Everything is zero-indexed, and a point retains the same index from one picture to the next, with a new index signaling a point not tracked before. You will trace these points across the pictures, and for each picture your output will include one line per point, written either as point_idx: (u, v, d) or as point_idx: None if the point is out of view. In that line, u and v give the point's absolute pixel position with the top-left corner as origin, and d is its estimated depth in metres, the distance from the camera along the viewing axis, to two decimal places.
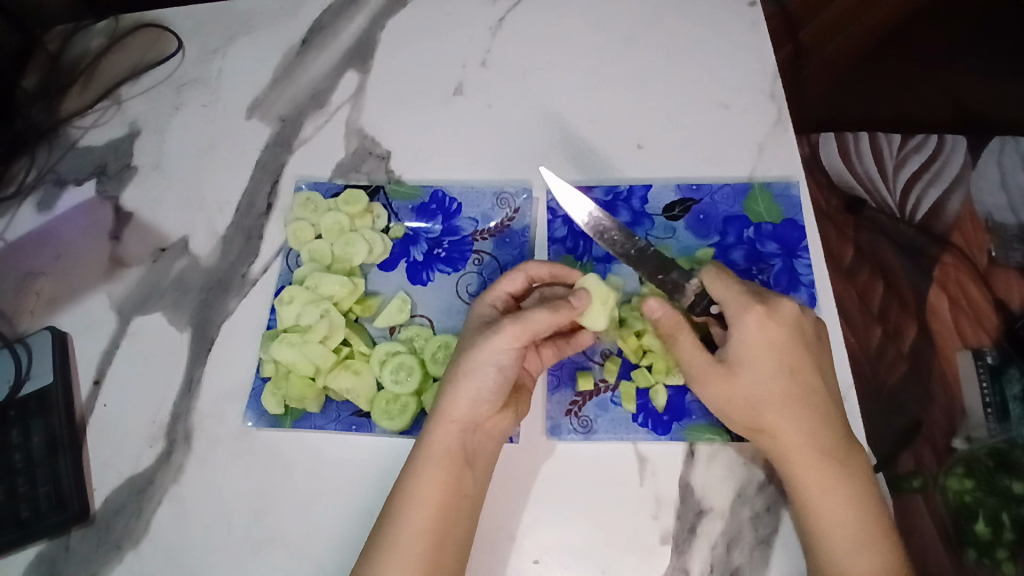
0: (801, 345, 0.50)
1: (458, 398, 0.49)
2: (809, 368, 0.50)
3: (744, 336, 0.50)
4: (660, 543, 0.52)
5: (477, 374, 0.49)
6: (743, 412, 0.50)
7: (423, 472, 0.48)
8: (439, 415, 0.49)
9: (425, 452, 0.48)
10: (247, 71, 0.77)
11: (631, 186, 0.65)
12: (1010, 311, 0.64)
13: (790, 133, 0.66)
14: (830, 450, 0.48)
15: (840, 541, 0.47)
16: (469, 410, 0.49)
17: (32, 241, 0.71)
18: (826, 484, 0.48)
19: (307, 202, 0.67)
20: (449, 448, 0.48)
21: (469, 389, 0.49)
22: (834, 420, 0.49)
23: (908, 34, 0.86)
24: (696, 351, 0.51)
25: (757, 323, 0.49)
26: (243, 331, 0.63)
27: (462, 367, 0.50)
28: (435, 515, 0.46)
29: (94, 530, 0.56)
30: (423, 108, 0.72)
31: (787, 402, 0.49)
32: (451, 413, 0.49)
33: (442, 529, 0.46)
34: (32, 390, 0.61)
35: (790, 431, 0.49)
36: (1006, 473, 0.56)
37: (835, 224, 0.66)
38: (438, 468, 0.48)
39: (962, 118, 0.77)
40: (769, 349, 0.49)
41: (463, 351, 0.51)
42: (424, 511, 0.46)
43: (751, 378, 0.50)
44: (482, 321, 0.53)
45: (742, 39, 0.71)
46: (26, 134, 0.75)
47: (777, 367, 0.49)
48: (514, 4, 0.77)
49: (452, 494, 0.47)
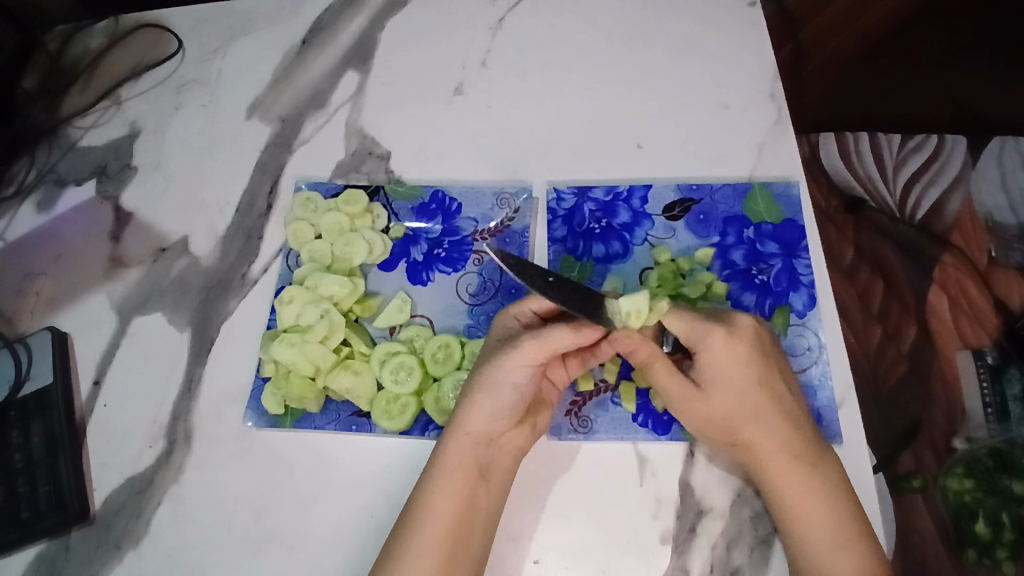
0: (767, 353, 0.51)
1: (470, 416, 0.50)
2: (776, 377, 0.51)
3: (712, 357, 0.50)
4: (660, 543, 0.52)
5: (494, 392, 0.50)
6: (720, 430, 0.51)
7: (434, 488, 0.48)
8: (451, 432, 0.50)
9: (438, 471, 0.49)
10: (247, 71, 0.77)
11: (631, 186, 0.65)
12: (1010, 311, 0.64)
13: (790, 133, 0.66)
14: (802, 455, 0.49)
15: (819, 545, 0.47)
16: (484, 427, 0.50)
17: (32, 242, 0.71)
18: (802, 490, 0.48)
19: (308, 202, 0.67)
20: (463, 465, 0.49)
21: (486, 405, 0.50)
22: (804, 427, 0.50)
23: (908, 34, 0.86)
24: (673, 376, 0.51)
25: (721, 340, 0.49)
26: (242, 331, 0.63)
27: (478, 385, 0.50)
28: (446, 533, 0.47)
29: (94, 530, 0.56)
30: (423, 108, 0.72)
31: (755, 412, 0.50)
32: (467, 429, 0.50)
33: (453, 546, 0.46)
34: (32, 390, 0.61)
35: (765, 442, 0.49)
36: (1006, 473, 0.56)
37: (835, 224, 0.66)
38: (443, 486, 0.48)
39: (960, 118, 0.78)
40: (737, 363, 0.50)
41: (480, 367, 0.51)
42: (434, 528, 0.47)
43: (723, 394, 0.50)
44: (504, 337, 0.53)
45: (743, 40, 0.71)
46: (26, 134, 0.75)
47: (747, 378, 0.50)
48: (514, 4, 0.77)
49: (464, 513, 0.48)
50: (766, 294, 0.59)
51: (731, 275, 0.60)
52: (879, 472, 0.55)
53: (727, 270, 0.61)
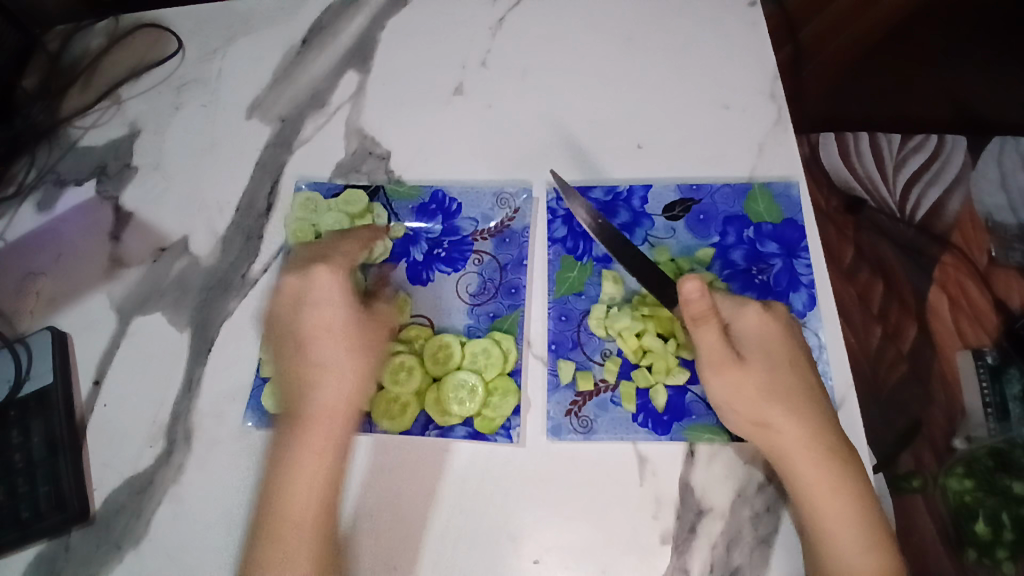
0: (795, 341, 0.53)
1: (320, 390, 0.55)
2: (806, 366, 0.52)
3: (744, 330, 0.53)
4: (660, 543, 0.52)
5: (341, 365, 0.56)
6: (750, 408, 0.51)
7: (290, 456, 0.53)
8: (300, 405, 0.55)
9: (298, 444, 0.53)
10: (247, 71, 0.77)
11: (631, 186, 0.65)
12: (1010, 311, 0.64)
13: (790, 133, 0.66)
14: (834, 447, 0.49)
15: (849, 540, 0.46)
16: (338, 396, 0.55)
17: (32, 241, 0.71)
18: (835, 482, 0.48)
19: (307, 202, 0.67)
20: (321, 434, 0.53)
21: (334, 375, 0.55)
22: (831, 419, 0.50)
23: (908, 34, 0.86)
24: (718, 338, 0.51)
25: (755, 316, 0.53)
26: (243, 331, 0.63)
27: (303, 363, 0.56)
28: (299, 497, 0.51)
29: (95, 530, 0.56)
30: (423, 108, 0.72)
31: (789, 396, 0.50)
32: (315, 404, 0.54)
33: (299, 510, 0.51)
34: (31, 390, 0.61)
35: (796, 428, 0.49)
36: (1006, 473, 0.56)
37: (834, 224, 0.66)
38: (306, 456, 0.52)
39: (960, 119, 0.78)
40: (768, 339, 0.52)
41: (323, 344, 0.56)
42: (291, 495, 0.51)
43: (759, 370, 0.51)
44: (333, 303, 0.58)
45: (743, 40, 0.71)
46: (26, 134, 0.75)
47: (779, 359, 0.52)
48: (514, 4, 0.76)
49: (331, 475, 0.53)
50: (766, 294, 0.59)
51: (731, 275, 0.61)
52: (879, 472, 0.55)
53: (727, 270, 0.61)
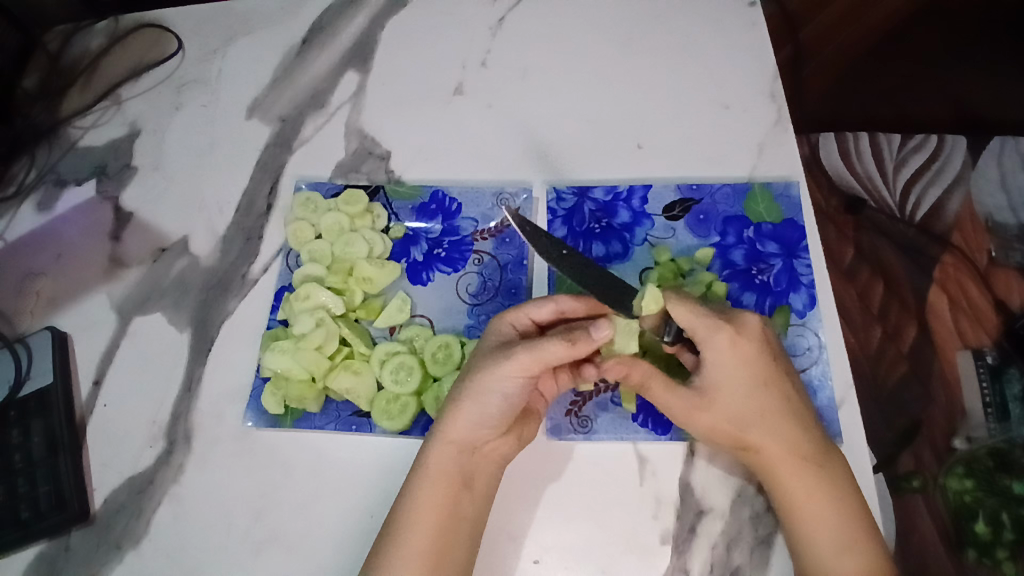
0: (772, 357, 0.50)
1: (473, 425, 0.49)
2: (782, 377, 0.50)
3: (717, 360, 0.49)
4: (660, 543, 0.52)
5: (483, 399, 0.49)
6: (728, 435, 0.50)
7: (420, 495, 0.48)
8: (445, 438, 0.49)
9: (422, 475, 0.49)
10: (247, 70, 0.77)
11: (631, 186, 0.65)
12: (1010, 311, 0.64)
13: (790, 133, 0.66)
14: (810, 455, 0.49)
15: (824, 544, 0.47)
16: (469, 434, 0.50)
17: (32, 241, 0.71)
18: (812, 490, 0.48)
19: (308, 202, 0.67)
20: (447, 470, 0.49)
21: (487, 408, 0.49)
22: (810, 426, 0.50)
23: (908, 34, 0.86)
24: (670, 390, 0.51)
25: (726, 342, 0.49)
26: (243, 331, 0.63)
27: (462, 386, 0.50)
28: (431, 536, 0.47)
29: (94, 530, 0.56)
30: (423, 109, 0.72)
31: (764, 416, 0.49)
32: (449, 435, 0.49)
33: (440, 551, 0.47)
34: (32, 390, 0.61)
35: (773, 443, 0.49)
36: (1006, 473, 0.56)
37: (835, 224, 0.66)
38: (440, 498, 0.48)
39: (960, 118, 0.78)
40: (742, 364, 0.49)
41: (470, 373, 0.50)
42: (418, 534, 0.47)
43: (730, 399, 0.49)
44: (497, 343, 0.52)
45: (743, 40, 0.71)
46: (26, 134, 0.75)
47: (753, 382, 0.49)
48: (514, 5, 0.77)
49: (450, 524, 0.48)
50: (766, 295, 0.59)
51: (731, 275, 0.60)
52: (879, 472, 0.55)
53: (727, 270, 0.61)
